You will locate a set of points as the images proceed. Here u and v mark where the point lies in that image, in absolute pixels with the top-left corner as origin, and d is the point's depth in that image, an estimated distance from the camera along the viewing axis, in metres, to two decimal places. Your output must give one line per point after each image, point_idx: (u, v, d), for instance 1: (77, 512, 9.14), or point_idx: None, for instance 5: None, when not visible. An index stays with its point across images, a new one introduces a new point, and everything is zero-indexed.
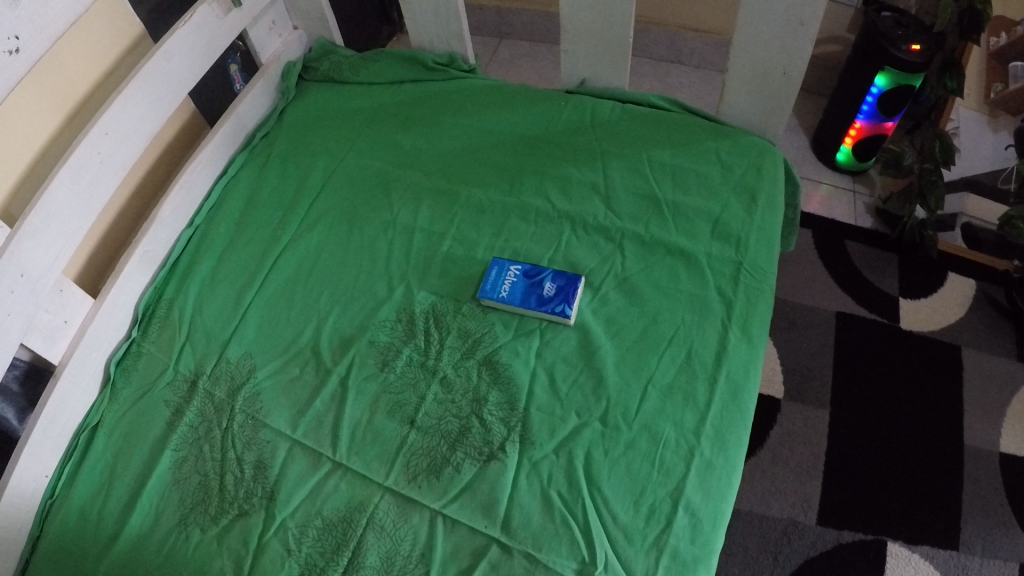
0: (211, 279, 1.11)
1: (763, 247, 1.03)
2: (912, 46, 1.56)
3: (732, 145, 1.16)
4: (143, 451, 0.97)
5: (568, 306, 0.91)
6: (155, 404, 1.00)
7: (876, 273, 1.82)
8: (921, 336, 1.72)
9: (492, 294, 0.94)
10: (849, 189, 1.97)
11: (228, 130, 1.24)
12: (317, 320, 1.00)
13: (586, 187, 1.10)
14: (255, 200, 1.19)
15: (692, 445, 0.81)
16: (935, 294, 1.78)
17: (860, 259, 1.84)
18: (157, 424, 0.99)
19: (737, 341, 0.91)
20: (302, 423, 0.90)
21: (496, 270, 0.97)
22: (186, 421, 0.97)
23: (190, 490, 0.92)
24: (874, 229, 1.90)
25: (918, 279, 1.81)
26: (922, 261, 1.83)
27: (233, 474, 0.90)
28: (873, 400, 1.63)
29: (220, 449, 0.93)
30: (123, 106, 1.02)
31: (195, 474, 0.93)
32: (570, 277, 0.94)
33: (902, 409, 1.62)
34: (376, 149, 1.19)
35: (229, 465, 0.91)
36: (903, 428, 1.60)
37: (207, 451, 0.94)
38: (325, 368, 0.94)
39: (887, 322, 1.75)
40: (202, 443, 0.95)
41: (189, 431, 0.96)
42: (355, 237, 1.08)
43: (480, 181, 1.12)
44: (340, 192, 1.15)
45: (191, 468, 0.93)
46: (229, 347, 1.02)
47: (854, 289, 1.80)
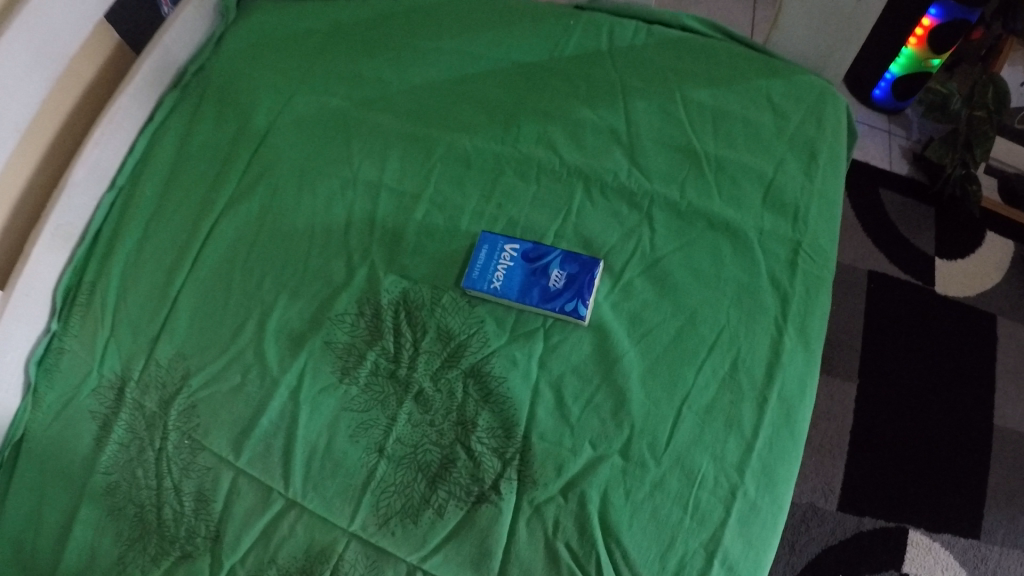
0: (136, 257, 0.88)
1: (825, 222, 0.82)
2: None
3: (788, 85, 0.92)
4: (68, 473, 0.80)
5: (581, 307, 0.70)
6: (77, 416, 0.82)
7: (912, 228, 1.59)
8: (957, 303, 1.54)
9: (479, 285, 0.73)
10: (884, 129, 1.66)
11: (156, 64, 0.96)
12: (261, 310, 0.79)
13: (603, 134, 0.86)
14: (186, 155, 0.94)
15: (734, 483, 0.65)
16: (972, 255, 1.58)
17: (895, 213, 1.61)
18: (83, 439, 0.81)
19: (793, 348, 0.72)
20: (246, 447, 0.73)
21: (485, 249, 0.75)
22: (115, 438, 0.79)
23: (126, 523, 0.76)
24: (911, 177, 1.63)
25: (958, 239, 1.59)
26: (964, 220, 1.60)
27: (172, 508, 0.74)
28: (908, 377, 1.47)
29: (155, 475, 0.76)
30: (9, 48, 0.74)
31: (130, 503, 0.77)
32: (586, 263, 0.72)
33: (936, 387, 1.46)
34: (332, 82, 0.92)
35: (167, 495, 0.75)
36: (936, 409, 1.45)
37: (142, 476, 0.77)
38: (271, 377, 0.74)
39: (921, 284, 1.55)
40: (135, 466, 0.77)
41: (119, 450, 0.79)
42: (305, 199, 0.83)
43: (467, 125, 0.86)
44: (288, 140, 0.89)
45: (125, 496, 0.77)
46: (158, 345, 0.81)
47: (892, 251, 1.58)
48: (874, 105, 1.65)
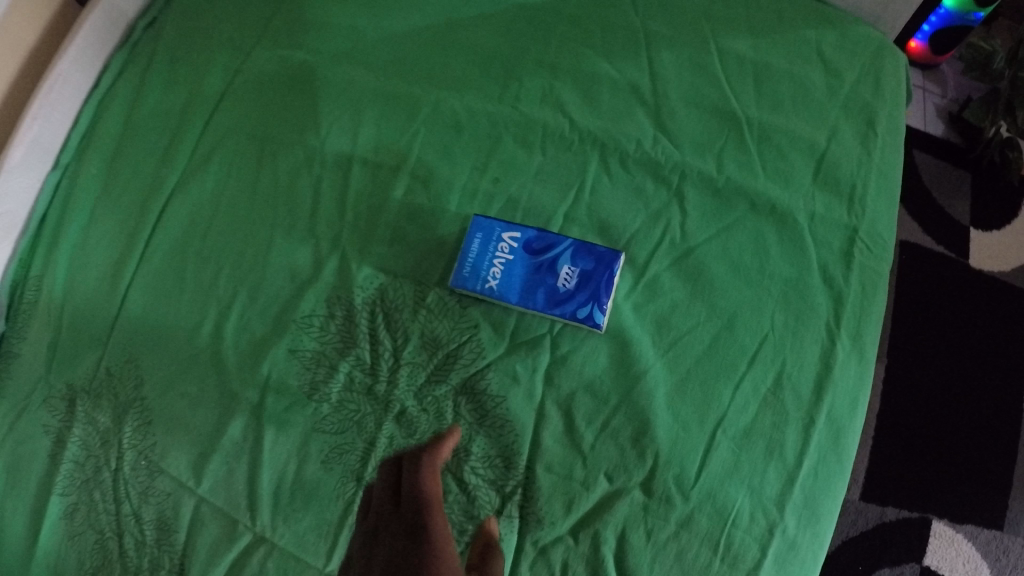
0: (83, 246, 0.74)
1: (885, 203, 0.69)
2: None
3: (843, 34, 0.76)
4: (20, 495, 0.69)
5: (597, 314, 0.58)
6: (26, 432, 0.70)
7: (945, 196, 1.37)
8: (990, 279, 1.34)
9: (472, 285, 0.60)
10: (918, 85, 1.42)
11: (98, 21, 0.80)
12: (218, 310, 0.66)
13: (622, 94, 0.71)
14: (134, 123, 0.78)
15: (773, 520, 0.56)
16: (1009, 228, 1.37)
17: (928, 178, 1.38)
18: (37, 459, 0.70)
19: (846, 359, 0.60)
20: (207, 472, 0.63)
21: (479, 238, 0.61)
22: (67, 456, 0.69)
23: (86, 551, 0.67)
24: (946, 139, 1.41)
25: (996, 208, 1.37)
26: (1004, 189, 1.38)
27: (133, 536, 0.66)
28: (951, 358, 1.30)
29: (114, 498, 0.67)
30: None
31: (89, 529, 0.67)
32: (605, 257, 0.59)
33: (981, 371, 1.29)
34: (297, 30, 0.76)
35: (127, 522, 0.66)
36: (979, 394, 1.29)
37: (100, 500, 0.67)
38: (232, 391, 0.63)
39: (955, 257, 1.35)
40: (92, 488, 0.68)
41: (73, 470, 0.69)
42: (265, 174, 0.70)
43: (457, 81, 0.72)
44: (247, 102, 0.74)
45: (83, 521, 0.68)
46: (107, 350, 0.69)
47: (925, 220, 1.37)
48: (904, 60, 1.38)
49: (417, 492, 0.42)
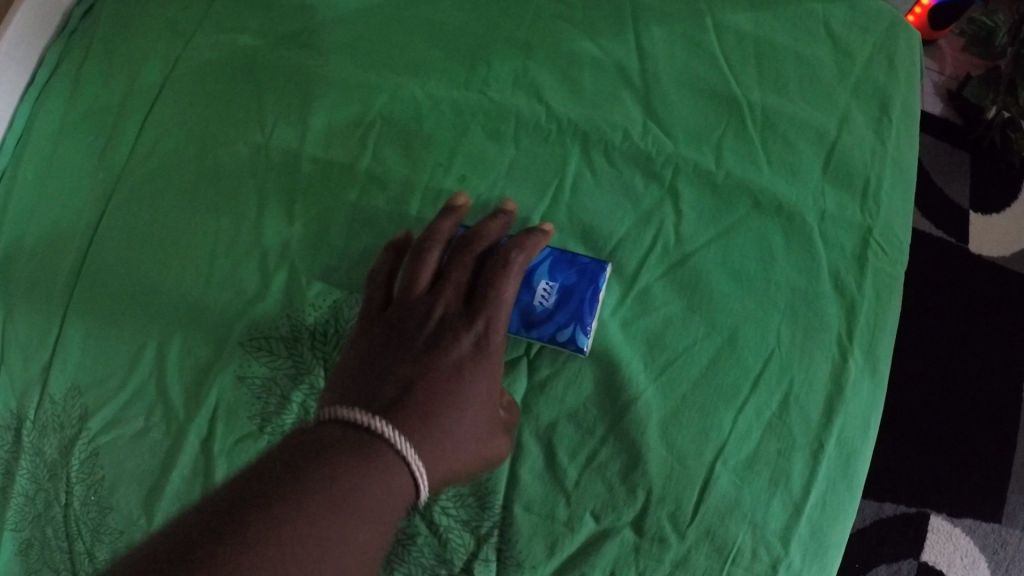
0: (18, 257, 0.65)
1: (900, 198, 0.62)
2: None
3: (852, 7, 0.68)
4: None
5: (579, 336, 0.52)
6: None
7: (945, 178, 1.30)
8: (994, 265, 1.28)
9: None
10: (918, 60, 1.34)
11: (27, 9, 0.70)
12: (160, 332, 0.59)
13: (605, 76, 0.64)
14: (70, 121, 0.69)
15: (777, 556, 0.50)
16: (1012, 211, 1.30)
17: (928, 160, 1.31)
18: None
19: (858, 375, 0.54)
20: (158, 509, 0.57)
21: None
22: (17, 490, 0.62)
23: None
24: (944, 119, 1.31)
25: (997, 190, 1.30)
26: (1005, 173, 1.30)
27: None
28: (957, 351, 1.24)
29: (66, 535, 0.60)
30: None
31: (44, 567, 0.61)
32: (588, 270, 0.53)
33: (989, 365, 1.24)
34: (240, 11, 0.67)
35: (81, 561, 0.59)
36: (985, 388, 1.24)
37: (53, 537, 0.61)
38: (179, 421, 0.57)
39: (957, 243, 1.29)
40: (44, 524, 0.61)
41: (25, 504, 0.62)
42: (208, 175, 0.62)
43: (418, 64, 0.64)
44: (186, 95, 0.65)
45: (38, 557, 0.61)
46: (49, 375, 0.61)
47: (926, 205, 1.31)
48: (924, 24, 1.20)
49: (490, 299, 0.47)
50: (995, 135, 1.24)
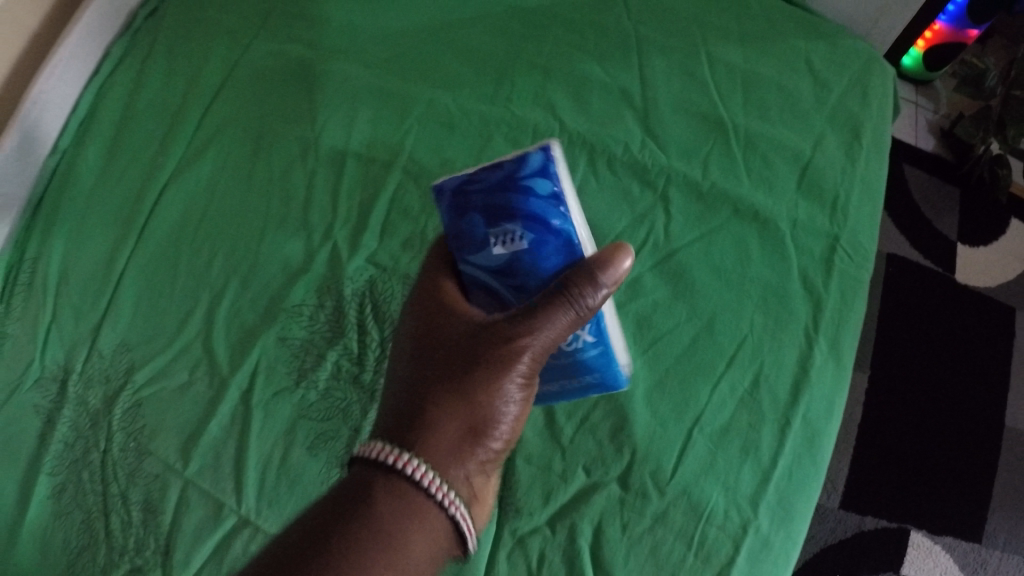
0: (80, 227, 0.74)
1: (867, 213, 0.70)
2: None
3: (829, 48, 0.78)
4: (8, 473, 0.68)
5: (540, 182, 0.46)
6: (14, 413, 0.69)
7: (935, 210, 1.43)
8: (977, 292, 1.40)
9: (594, 374, 0.50)
10: (912, 100, 1.49)
11: (99, 12, 0.81)
12: (209, 297, 0.67)
13: (613, 97, 0.73)
14: (133, 111, 0.78)
15: (746, 518, 0.57)
16: (995, 243, 1.43)
17: (920, 192, 1.44)
18: (27, 438, 0.69)
19: (823, 363, 0.62)
20: (195, 454, 0.64)
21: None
22: (58, 436, 0.68)
23: (72, 532, 0.65)
24: (937, 154, 1.46)
25: (983, 222, 1.44)
26: (991, 207, 1.44)
27: (118, 517, 0.64)
28: (941, 373, 1.33)
29: (101, 478, 0.66)
30: None
31: (76, 509, 0.66)
32: (459, 208, 0.47)
33: (966, 387, 1.34)
34: (296, 25, 0.77)
35: (112, 502, 0.65)
36: (963, 409, 1.33)
37: (87, 481, 0.66)
38: (222, 376, 0.64)
39: (942, 270, 1.41)
40: (80, 469, 0.67)
41: (63, 451, 0.68)
42: (261, 163, 0.71)
43: (451, 80, 0.73)
44: (245, 94, 0.75)
45: (71, 501, 0.66)
46: (99, 333, 0.69)
47: (912, 231, 1.43)
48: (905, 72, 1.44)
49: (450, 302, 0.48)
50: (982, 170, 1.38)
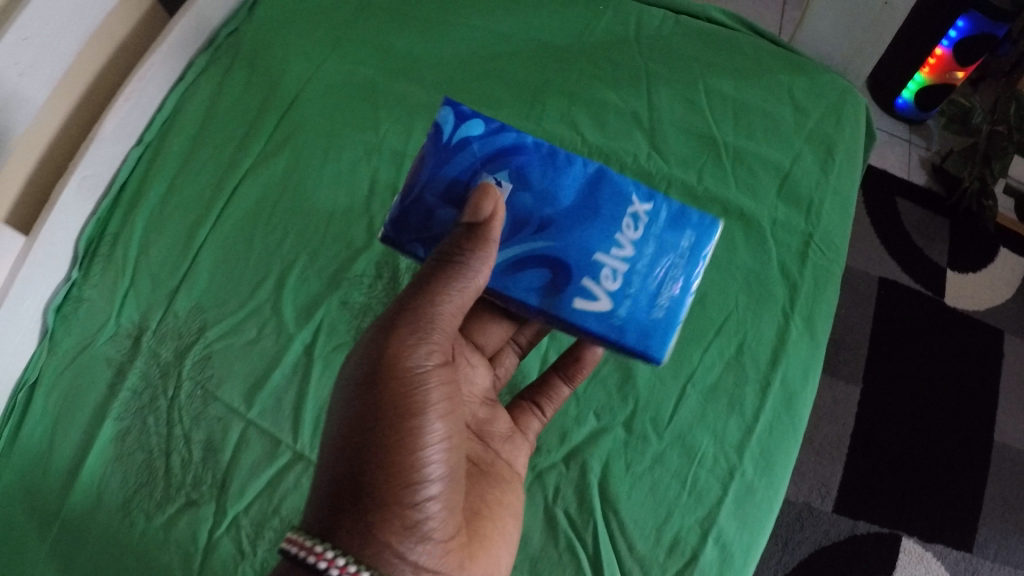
0: (161, 211, 0.88)
1: (838, 217, 0.83)
2: None
3: (810, 82, 0.92)
4: (79, 415, 0.81)
5: (464, 136, 0.62)
6: (90, 363, 0.82)
7: (926, 239, 1.58)
8: (965, 316, 1.53)
9: (690, 235, 0.61)
10: (905, 139, 1.66)
11: (187, 28, 0.93)
12: (280, 268, 0.81)
13: (626, 118, 0.88)
14: (215, 115, 0.92)
15: (732, 464, 0.66)
16: (984, 271, 1.57)
17: (911, 223, 1.59)
18: (98, 387, 0.81)
19: (798, 337, 0.72)
20: (257, 399, 0.76)
21: (582, 299, 0.59)
22: (127, 385, 0.80)
23: (133, 469, 0.77)
24: (929, 188, 1.63)
25: (971, 251, 1.58)
26: (979, 234, 1.59)
27: (180, 455, 0.76)
28: (926, 389, 1.46)
29: (165, 423, 0.78)
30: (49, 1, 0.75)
31: (138, 450, 0.78)
32: (427, 228, 0.61)
33: (952, 404, 1.46)
34: (363, 53, 0.93)
35: (176, 443, 0.76)
36: (950, 424, 1.45)
37: (152, 425, 0.78)
38: (288, 333, 0.78)
39: (932, 295, 1.53)
40: (147, 414, 0.79)
41: (131, 398, 0.80)
42: (330, 161, 0.86)
43: (493, 101, 0.89)
44: (315, 105, 0.90)
45: (134, 443, 0.78)
46: (175, 298, 0.82)
47: (902, 256, 1.56)
48: (896, 113, 1.65)
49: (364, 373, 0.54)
50: (971, 202, 1.54)
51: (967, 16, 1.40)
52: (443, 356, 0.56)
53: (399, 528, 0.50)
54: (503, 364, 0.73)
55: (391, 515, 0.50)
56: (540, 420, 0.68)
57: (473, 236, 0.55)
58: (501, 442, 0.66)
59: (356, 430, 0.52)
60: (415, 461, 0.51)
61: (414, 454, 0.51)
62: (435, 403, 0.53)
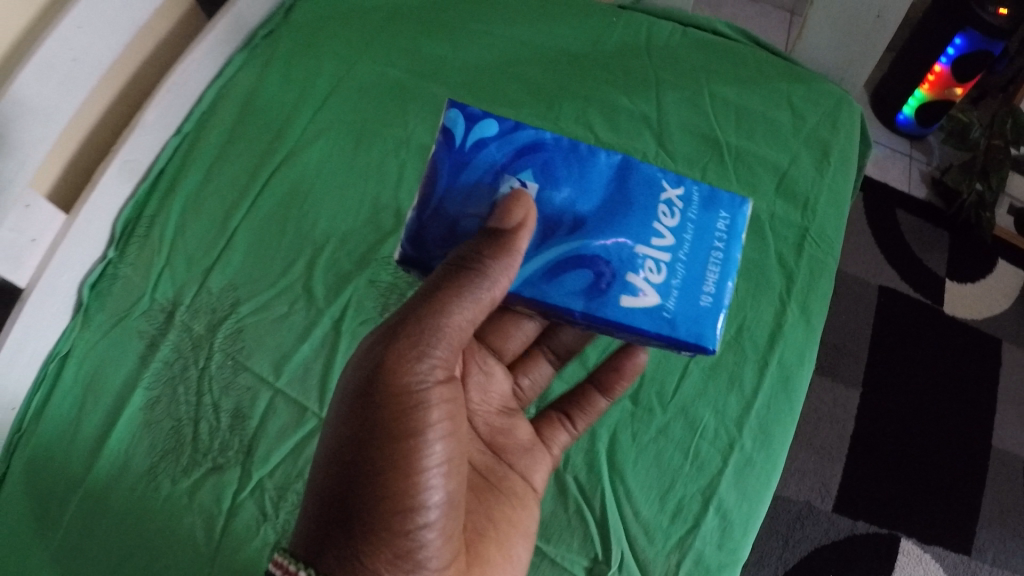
0: (197, 197, 0.95)
1: (833, 212, 0.88)
2: (1001, 9, 1.38)
3: (809, 89, 0.97)
4: (110, 385, 0.87)
5: (479, 138, 0.60)
6: (124, 336, 0.89)
7: (924, 249, 1.62)
8: (963, 323, 1.57)
9: (724, 216, 0.61)
10: (906, 154, 1.72)
11: (226, 28, 1.00)
12: (312, 250, 0.89)
13: (636, 119, 0.94)
14: (249, 110, 0.99)
15: (732, 438, 0.71)
16: (982, 281, 1.61)
17: (911, 234, 1.64)
18: (128, 359, 0.88)
19: (795, 320, 0.77)
20: (286, 369, 0.84)
21: (631, 298, 0.57)
22: (159, 356, 0.86)
23: (161, 436, 0.83)
24: (929, 201, 1.68)
25: (969, 261, 1.62)
26: (977, 245, 1.64)
27: (208, 423, 0.83)
28: (925, 392, 1.49)
29: (195, 392, 0.85)
30: None
31: (166, 418, 0.84)
32: (449, 240, 0.58)
33: (950, 407, 1.49)
34: (391, 57, 1.00)
35: (205, 411, 0.83)
36: (949, 426, 1.48)
37: (182, 394, 0.85)
38: (318, 307, 0.86)
39: (931, 303, 1.57)
40: (177, 383, 0.85)
41: (162, 368, 0.86)
42: (361, 155, 0.94)
43: (512, 103, 0.96)
44: (346, 103, 0.98)
45: (163, 412, 0.84)
46: (210, 276, 0.89)
47: (901, 265, 1.60)
48: (897, 129, 1.71)
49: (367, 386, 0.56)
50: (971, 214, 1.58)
51: (964, 34, 1.43)
52: (445, 374, 0.57)
53: (389, 557, 0.54)
54: (531, 375, 0.76)
55: (386, 527, 0.54)
56: (568, 433, 0.71)
57: (491, 250, 0.54)
58: (520, 455, 0.69)
59: (357, 442, 0.55)
60: (413, 478, 0.55)
61: (408, 479, 0.54)
62: (434, 422, 0.56)
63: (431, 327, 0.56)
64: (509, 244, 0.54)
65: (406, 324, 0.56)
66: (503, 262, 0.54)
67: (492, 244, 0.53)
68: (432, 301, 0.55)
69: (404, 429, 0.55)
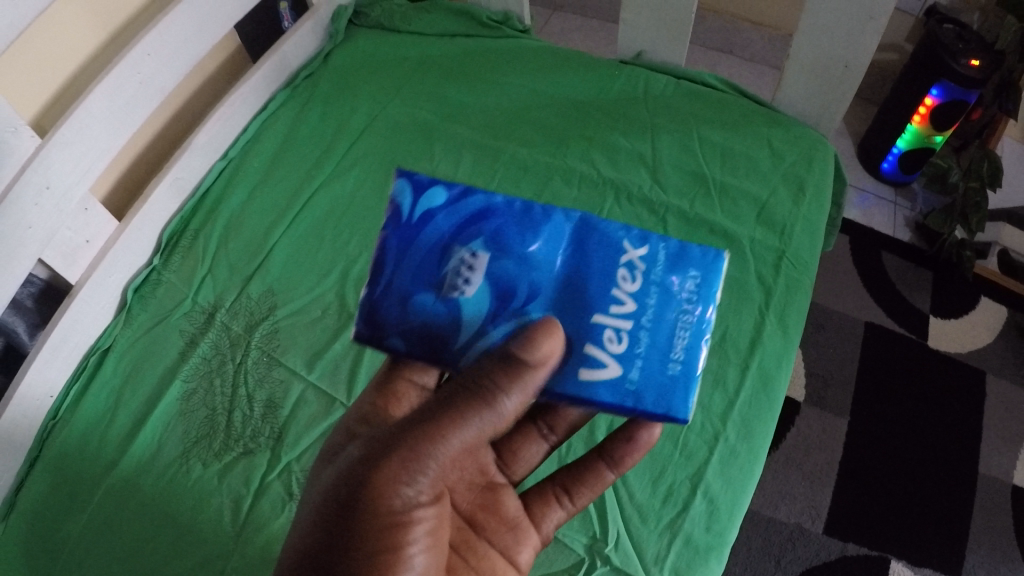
0: (241, 214, 1.07)
1: (808, 238, 0.99)
2: (972, 61, 1.49)
3: (786, 133, 1.11)
4: (150, 376, 0.96)
5: (426, 208, 0.59)
6: (167, 333, 0.99)
7: (908, 287, 1.73)
8: (946, 355, 1.66)
9: (694, 274, 0.59)
10: (891, 200, 1.86)
11: (272, 68, 1.16)
12: (345, 262, 1.01)
13: (633, 157, 1.08)
14: (292, 139, 1.13)
15: (717, 430, 0.80)
16: (965, 317, 1.71)
17: (897, 275, 1.75)
18: (169, 354, 0.97)
19: (773, 330, 0.87)
20: (318, 365, 0.94)
21: (588, 369, 0.56)
22: (199, 352, 0.96)
23: (195, 423, 0.92)
24: (912, 243, 1.80)
25: (951, 299, 1.73)
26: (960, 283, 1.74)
27: (242, 412, 0.92)
28: (909, 418, 1.56)
29: (230, 385, 0.94)
30: (168, 29, 0.97)
31: (201, 408, 0.93)
32: (403, 322, 0.57)
33: (935, 433, 1.56)
34: (421, 99, 1.15)
35: (240, 401, 0.92)
36: (935, 452, 1.54)
37: (218, 387, 0.94)
38: (349, 312, 0.97)
39: (917, 338, 1.67)
40: (214, 376, 0.95)
41: (201, 363, 0.95)
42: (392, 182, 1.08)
43: (526, 141, 1.10)
44: (380, 137, 1.12)
45: (198, 401, 0.93)
46: (249, 283, 1.00)
47: (886, 301, 1.71)
48: (884, 177, 1.86)
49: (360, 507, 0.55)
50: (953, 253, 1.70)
51: (939, 84, 1.56)
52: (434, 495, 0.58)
53: None
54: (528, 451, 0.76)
55: None
56: (563, 511, 0.74)
57: (501, 389, 0.53)
58: (506, 532, 0.71)
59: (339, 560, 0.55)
60: None
61: None
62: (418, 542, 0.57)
63: (430, 459, 0.55)
64: (516, 386, 0.53)
65: (410, 449, 0.55)
66: (512, 398, 0.54)
67: (506, 383, 0.53)
68: (435, 432, 0.54)
69: (384, 554, 0.55)
